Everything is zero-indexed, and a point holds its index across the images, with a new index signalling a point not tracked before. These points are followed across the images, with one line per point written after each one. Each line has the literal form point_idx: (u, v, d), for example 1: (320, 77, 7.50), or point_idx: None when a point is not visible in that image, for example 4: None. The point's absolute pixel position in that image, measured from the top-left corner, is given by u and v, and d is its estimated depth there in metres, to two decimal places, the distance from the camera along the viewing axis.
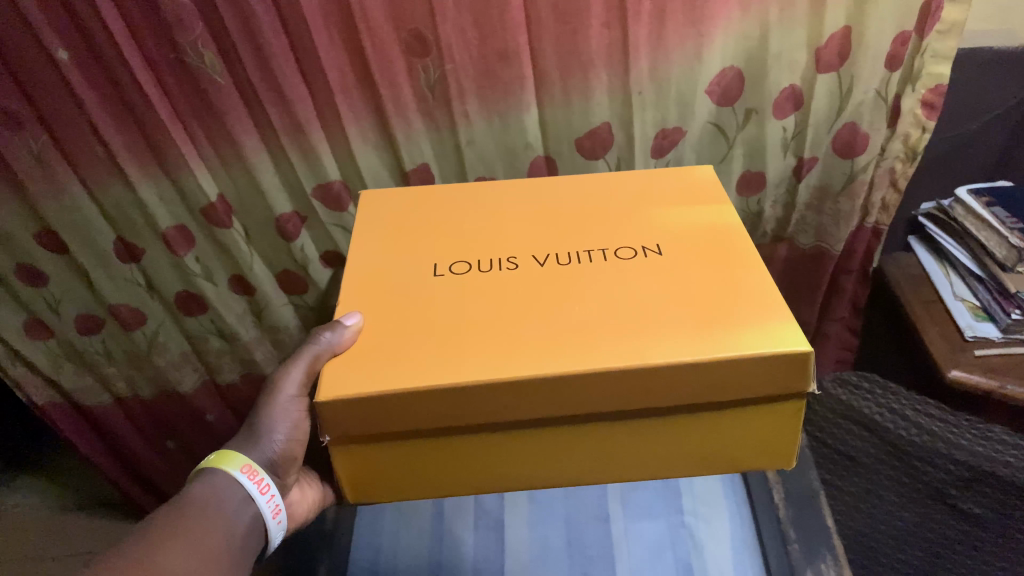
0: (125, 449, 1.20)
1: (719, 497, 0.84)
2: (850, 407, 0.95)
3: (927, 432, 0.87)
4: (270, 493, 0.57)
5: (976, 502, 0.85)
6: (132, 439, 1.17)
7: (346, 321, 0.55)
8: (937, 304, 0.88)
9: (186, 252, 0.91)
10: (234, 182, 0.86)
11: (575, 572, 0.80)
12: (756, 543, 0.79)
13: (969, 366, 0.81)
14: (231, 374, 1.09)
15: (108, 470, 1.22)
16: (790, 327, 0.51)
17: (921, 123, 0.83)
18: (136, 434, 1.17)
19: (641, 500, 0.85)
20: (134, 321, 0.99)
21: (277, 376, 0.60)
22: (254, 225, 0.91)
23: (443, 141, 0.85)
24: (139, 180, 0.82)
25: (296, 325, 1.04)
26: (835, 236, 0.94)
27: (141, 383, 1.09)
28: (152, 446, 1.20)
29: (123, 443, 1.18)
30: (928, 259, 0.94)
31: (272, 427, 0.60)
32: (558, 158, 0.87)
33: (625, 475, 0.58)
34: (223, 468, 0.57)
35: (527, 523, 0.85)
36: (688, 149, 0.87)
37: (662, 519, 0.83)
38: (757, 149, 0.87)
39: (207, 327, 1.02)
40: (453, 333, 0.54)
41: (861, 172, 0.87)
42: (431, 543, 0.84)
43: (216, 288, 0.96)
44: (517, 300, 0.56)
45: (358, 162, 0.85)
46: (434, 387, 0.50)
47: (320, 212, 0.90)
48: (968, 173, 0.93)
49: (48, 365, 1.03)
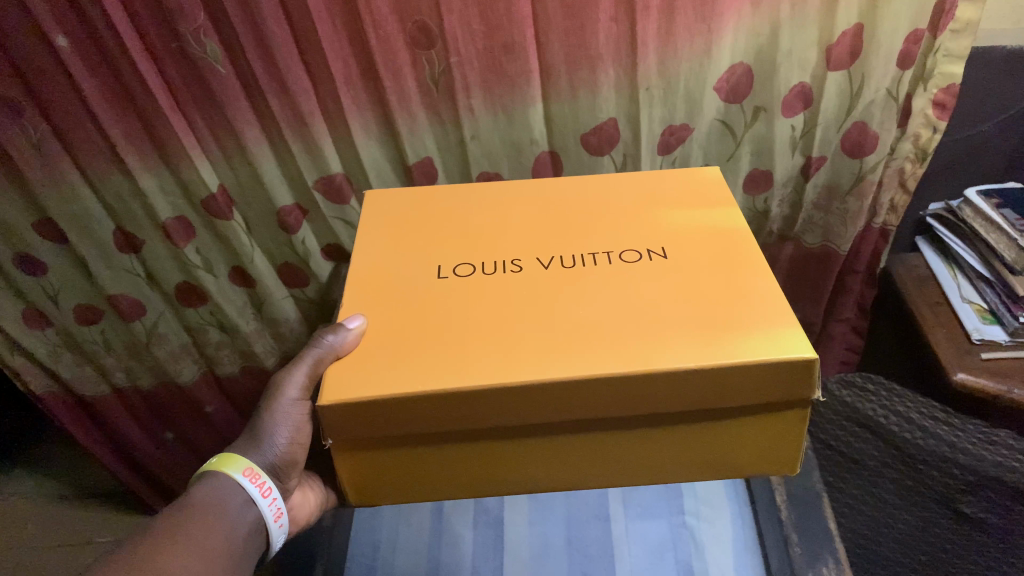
0: (123, 441, 1.19)
1: (722, 499, 0.84)
2: (856, 410, 0.93)
3: (933, 435, 0.86)
4: (273, 496, 0.57)
5: (980, 507, 0.83)
6: (131, 431, 1.16)
7: (350, 324, 0.54)
8: (945, 307, 0.87)
9: (186, 244, 0.90)
10: (235, 173, 0.85)
11: (574, 571, 0.80)
12: (757, 544, 0.79)
13: (974, 369, 0.80)
14: (230, 366, 1.08)
15: (108, 463, 1.22)
16: (797, 334, 0.50)
17: (931, 123, 0.82)
18: (134, 426, 1.16)
19: (642, 500, 0.85)
20: (133, 313, 0.98)
21: (279, 379, 0.60)
22: (254, 217, 0.90)
23: (447, 134, 0.84)
24: (139, 171, 0.81)
25: (297, 318, 1.03)
26: (842, 236, 0.92)
27: (140, 373, 1.08)
28: (151, 438, 1.20)
29: (122, 435, 1.17)
30: (936, 262, 0.93)
31: (275, 430, 0.59)
32: (563, 153, 0.86)
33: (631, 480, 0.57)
34: (226, 471, 0.56)
35: (526, 521, 0.85)
36: (696, 146, 0.86)
37: (664, 518, 0.83)
38: (765, 147, 0.86)
39: (206, 319, 1.01)
40: (454, 335, 0.53)
41: (870, 173, 0.86)
42: (429, 541, 0.84)
43: (217, 280, 0.95)
44: (520, 303, 0.56)
45: (361, 155, 0.84)
46: (435, 390, 0.49)
47: (321, 205, 0.89)
48: (977, 173, 0.92)
49: (47, 355, 1.02)
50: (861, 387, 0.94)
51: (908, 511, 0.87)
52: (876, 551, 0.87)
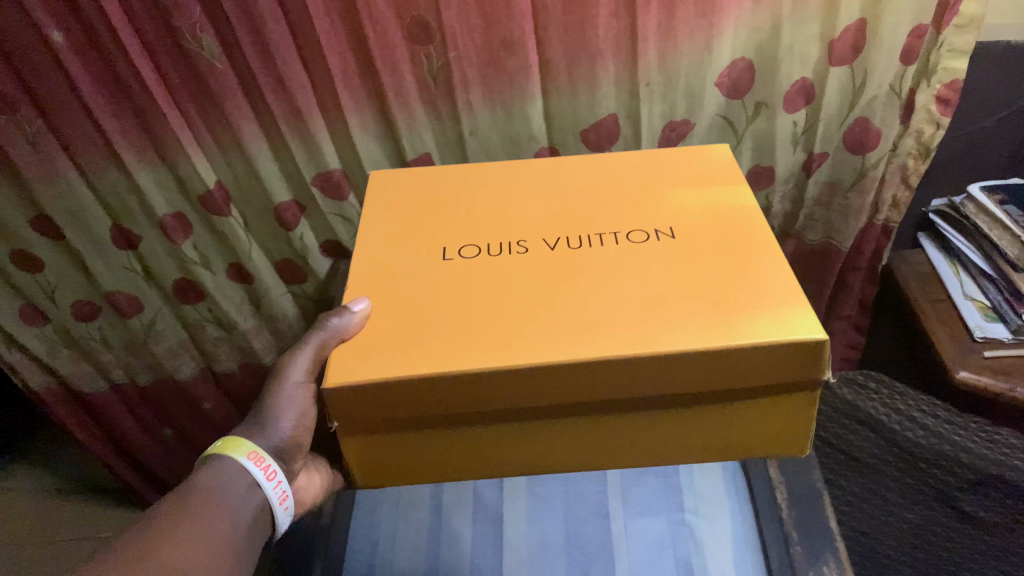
0: (122, 437, 1.18)
1: (721, 496, 0.84)
2: (855, 406, 0.94)
3: (933, 433, 0.86)
4: (278, 479, 0.56)
5: (981, 506, 0.82)
6: (129, 427, 1.16)
7: (355, 307, 0.54)
8: (946, 304, 0.87)
9: (184, 240, 0.90)
10: (232, 169, 0.84)
11: (573, 570, 0.79)
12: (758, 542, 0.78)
13: (976, 367, 0.80)
14: (229, 362, 1.08)
15: (107, 460, 1.21)
16: (806, 315, 0.50)
17: (935, 119, 0.81)
18: (133, 422, 1.16)
19: (641, 498, 0.85)
20: (131, 309, 0.98)
21: (284, 362, 0.60)
22: (252, 212, 0.89)
23: (445, 130, 0.83)
24: (136, 167, 0.81)
25: (295, 315, 1.02)
26: (844, 233, 0.92)
27: (138, 370, 1.08)
28: (150, 434, 1.19)
29: (120, 432, 1.17)
30: (938, 258, 0.92)
31: (280, 412, 0.59)
32: (563, 149, 0.85)
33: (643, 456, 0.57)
34: (231, 454, 0.55)
35: (525, 519, 0.84)
36: (696, 142, 0.85)
37: (663, 516, 0.83)
38: (766, 144, 0.86)
39: (204, 315, 1.01)
40: (463, 315, 0.53)
41: (872, 169, 0.85)
42: (427, 539, 0.84)
43: (214, 276, 0.95)
44: (527, 283, 0.55)
45: (359, 151, 0.83)
46: (443, 372, 0.49)
47: (319, 201, 0.89)
48: (980, 169, 0.91)
49: (45, 352, 1.02)
50: (861, 385, 0.94)
51: (908, 510, 0.87)
52: (875, 551, 0.87)
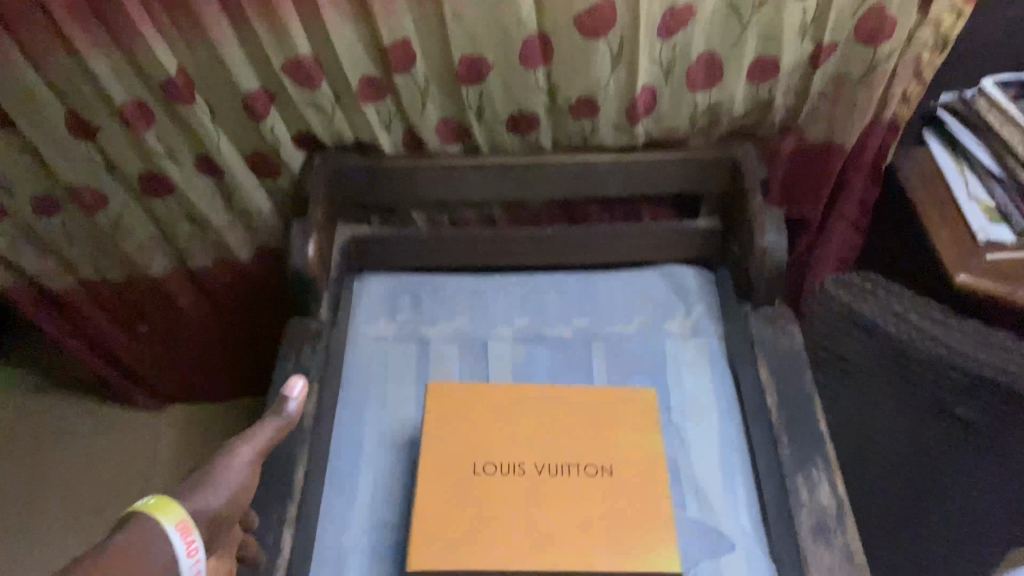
0: (97, 336, 1.12)
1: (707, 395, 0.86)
2: (850, 309, 0.87)
3: (928, 337, 0.81)
4: (199, 558, 0.46)
5: (973, 409, 0.80)
6: (102, 324, 1.09)
7: (293, 395, 0.62)
8: (951, 206, 0.84)
9: (146, 131, 0.84)
10: (196, 55, 0.78)
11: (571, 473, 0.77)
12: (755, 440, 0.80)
13: (978, 271, 0.78)
14: (203, 260, 1.03)
15: (88, 362, 1.15)
16: None
17: (957, 8, 0.77)
18: (105, 319, 1.09)
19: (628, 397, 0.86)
20: (95, 204, 0.92)
21: (228, 447, 0.56)
22: (219, 103, 0.83)
23: (426, 13, 0.77)
24: (88, 51, 0.74)
25: (272, 212, 0.97)
26: (848, 129, 0.88)
27: (109, 267, 1.03)
28: (127, 332, 1.12)
29: (94, 329, 1.10)
30: (942, 157, 0.88)
31: (222, 475, 0.53)
32: (555, 37, 0.79)
33: (610, 508, 0.72)
34: (158, 518, 0.45)
35: None
36: (698, 31, 0.79)
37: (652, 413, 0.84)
38: (773, 32, 0.80)
39: (174, 211, 0.96)
40: (478, 490, 0.73)
41: (882, 62, 0.81)
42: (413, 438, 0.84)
43: (182, 170, 0.89)
44: (524, 471, 0.75)
45: (334, 36, 0.77)
46: (462, 498, 0.72)
47: (291, 91, 0.82)
48: (996, 61, 0.87)
49: (6, 246, 0.97)
50: (855, 287, 0.87)
51: (899, 414, 0.87)
52: (863, 454, 0.91)
